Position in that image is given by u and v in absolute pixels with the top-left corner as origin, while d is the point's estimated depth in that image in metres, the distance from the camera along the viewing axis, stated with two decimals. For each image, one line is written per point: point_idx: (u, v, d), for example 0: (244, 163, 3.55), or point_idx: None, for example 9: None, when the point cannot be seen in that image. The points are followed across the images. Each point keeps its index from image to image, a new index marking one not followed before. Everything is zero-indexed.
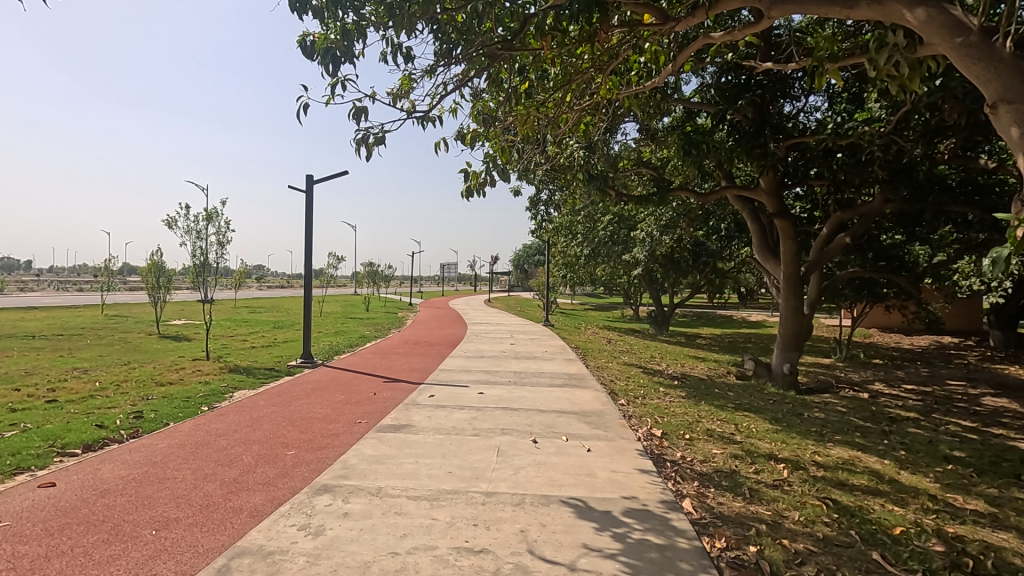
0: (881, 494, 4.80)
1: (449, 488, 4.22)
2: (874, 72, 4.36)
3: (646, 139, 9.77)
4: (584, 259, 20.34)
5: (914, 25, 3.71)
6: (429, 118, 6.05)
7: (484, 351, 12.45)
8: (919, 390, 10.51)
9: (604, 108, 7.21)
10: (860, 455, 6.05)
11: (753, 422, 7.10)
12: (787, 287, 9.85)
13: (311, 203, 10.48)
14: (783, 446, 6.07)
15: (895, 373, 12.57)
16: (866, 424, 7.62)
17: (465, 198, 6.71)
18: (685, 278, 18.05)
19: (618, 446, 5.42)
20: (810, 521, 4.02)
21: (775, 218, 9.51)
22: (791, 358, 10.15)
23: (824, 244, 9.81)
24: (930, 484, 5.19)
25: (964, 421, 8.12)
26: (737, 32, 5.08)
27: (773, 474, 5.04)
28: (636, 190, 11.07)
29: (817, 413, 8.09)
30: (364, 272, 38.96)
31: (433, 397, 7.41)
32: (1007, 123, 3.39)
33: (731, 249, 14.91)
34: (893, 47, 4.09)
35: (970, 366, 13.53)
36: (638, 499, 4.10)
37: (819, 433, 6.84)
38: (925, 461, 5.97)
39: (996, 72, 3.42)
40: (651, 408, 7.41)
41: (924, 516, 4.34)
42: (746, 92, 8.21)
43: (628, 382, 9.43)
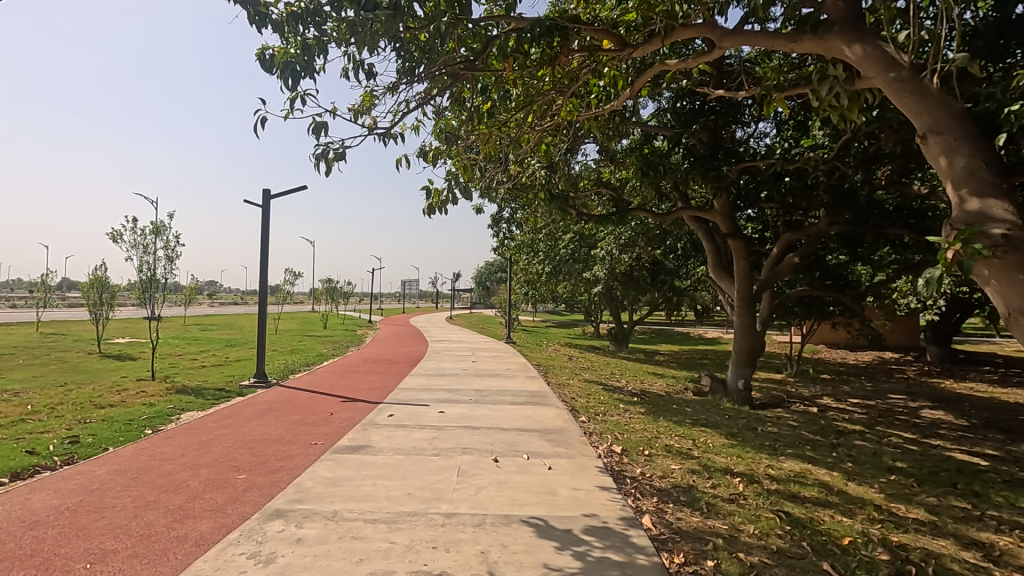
0: (830, 505, 4.97)
1: (408, 510, 4.12)
2: (817, 101, 4.60)
3: (606, 160, 9.99)
4: (546, 277, 20.53)
5: (853, 60, 3.90)
6: (390, 134, 5.97)
7: (445, 369, 12.33)
8: (864, 404, 10.99)
9: (564, 131, 7.35)
10: (810, 467, 6.25)
11: (709, 438, 7.24)
12: (741, 304, 10.16)
13: (266, 218, 10.24)
14: (738, 461, 6.19)
15: (842, 387, 13.11)
16: (816, 437, 7.90)
17: (426, 215, 6.67)
18: (643, 295, 18.45)
19: (578, 463, 5.44)
20: (765, 534, 4.11)
21: (727, 238, 9.86)
22: (745, 374, 10.42)
23: (775, 263, 10.17)
24: (875, 495, 5.41)
25: (904, 433, 8.53)
26: (691, 61, 5.25)
27: (728, 489, 5.15)
28: (596, 211, 11.36)
29: (770, 427, 8.32)
30: (323, 288, 38.16)
31: (392, 417, 7.26)
32: (936, 153, 3.28)
33: (688, 268, 15.36)
34: (835, 79, 4.34)
35: (908, 380, 14.27)
36: (598, 516, 4.11)
37: (772, 447, 7.04)
38: (870, 472, 6.23)
39: (925, 105, 3.39)
40: (610, 425, 7.47)
41: (870, 526, 4.52)
42: (700, 117, 8.63)
43: (589, 399, 9.50)
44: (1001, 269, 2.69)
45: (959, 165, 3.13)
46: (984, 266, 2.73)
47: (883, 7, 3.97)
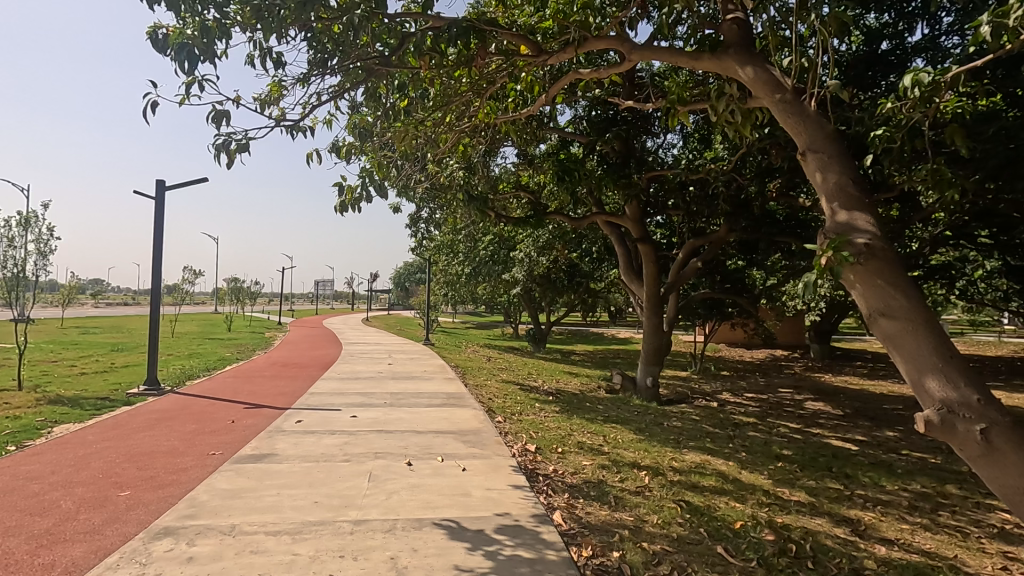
0: (725, 492, 5.35)
1: (315, 519, 3.95)
2: (715, 116, 4.96)
3: (524, 164, 10.15)
4: (465, 278, 20.52)
5: (745, 80, 4.20)
6: (299, 127, 5.70)
7: (359, 372, 11.96)
8: (757, 398, 11.94)
9: (483, 133, 7.39)
10: (709, 458, 6.69)
11: (619, 434, 7.55)
12: (650, 306, 10.69)
13: (160, 212, 9.43)
14: (645, 455, 6.51)
15: (738, 383, 14.16)
16: (715, 430, 8.47)
17: (338, 213, 6.44)
18: (560, 297, 18.93)
19: (493, 463, 5.48)
20: (667, 523, 4.35)
21: (638, 242, 10.34)
22: (653, 372, 10.97)
23: (681, 267, 10.78)
24: (764, 481, 5.89)
25: (790, 424, 9.37)
26: (603, 72, 5.46)
27: (635, 481, 5.40)
28: (514, 213, 11.50)
29: (675, 422, 8.82)
30: (227, 288, 35.74)
31: (301, 423, 6.94)
32: (811, 169, 3.56)
33: (602, 271, 15.95)
34: (730, 97, 4.69)
35: (795, 375, 15.69)
36: (510, 515, 4.16)
37: (676, 441, 7.47)
38: (760, 460, 6.78)
39: (804, 125, 3.69)
40: (526, 424, 7.59)
41: (759, 510, 4.92)
42: (613, 127, 9.01)
43: (506, 399, 9.60)
44: (864, 274, 2.90)
45: (830, 181, 3.43)
46: (849, 270, 2.92)
47: (770, 34, 4.34)
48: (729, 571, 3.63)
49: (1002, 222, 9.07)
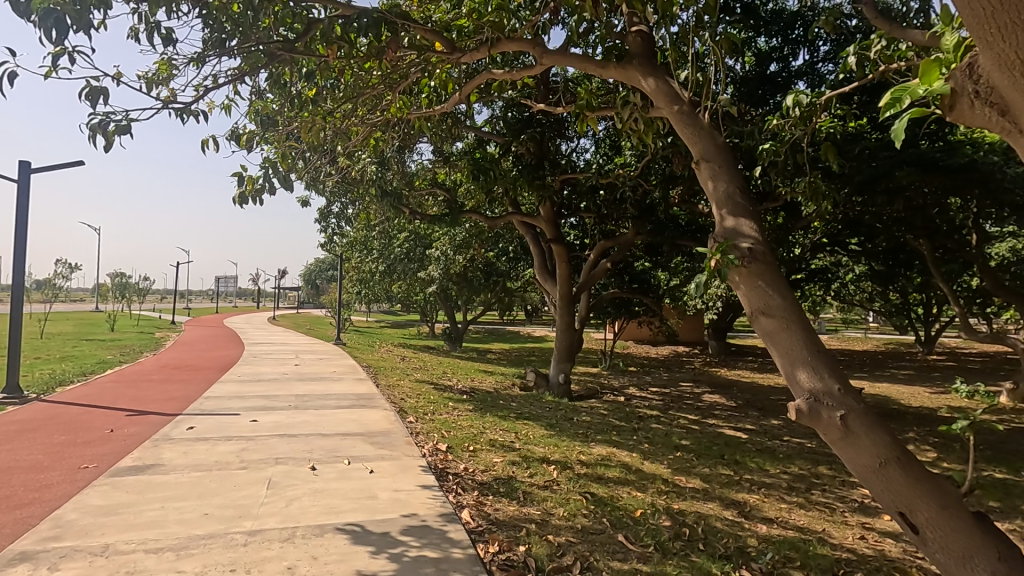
0: (628, 483, 5.62)
1: (203, 532, 3.69)
2: (620, 124, 5.19)
3: (440, 161, 10.06)
4: (379, 276, 20.02)
5: (647, 91, 4.40)
6: (192, 111, 5.28)
7: (263, 373, 11.31)
8: (661, 392, 12.64)
9: (395, 128, 7.24)
10: (614, 451, 6.99)
11: (530, 430, 7.70)
12: (562, 305, 10.98)
13: (25, 197, 8.37)
14: (555, 450, 6.68)
15: (644, 378, 14.91)
16: (621, 423, 8.87)
17: (237, 205, 6.04)
18: (477, 296, 18.98)
19: (403, 464, 5.38)
20: (572, 515, 4.49)
21: (551, 243, 10.58)
22: (565, 369, 11.28)
23: (592, 268, 11.15)
24: (664, 470, 6.25)
25: (689, 415, 10.01)
26: (516, 73, 5.54)
27: (544, 476, 5.53)
28: (430, 211, 11.37)
29: (584, 417, 9.13)
30: (111, 284, 32.45)
31: (193, 430, 6.44)
32: (703, 177, 3.78)
33: (518, 270, 16.18)
34: (634, 106, 4.92)
35: (695, 370, 16.77)
36: (417, 516, 4.11)
37: (585, 435, 7.73)
38: (660, 451, 7.18)
39: (698, 136, 3.91)
40: (439, 423, 7.52)
41: (658, 498, 5.21)
42: (528, 128, 9.17)
43: (419, 399, 9.46)
44: (747, 275, 3.13)
45: (719, 189, 3.67)
46: (735, 272, 3.14)
47: (669, 49, 4.60)
48: (627, 557, 3.82)
49: (867, 232, 10.23)
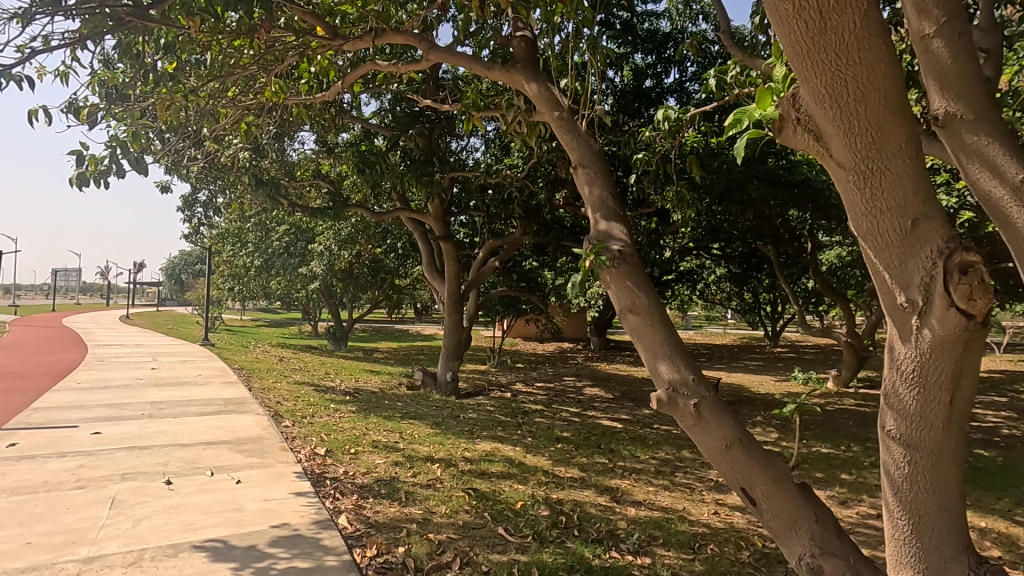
0: (510, 476, 5.76)
1: (23, 566, 3.19)
2: (505, 125, 5.29)
3: (323, 151, 9.58)
4: (255, 271, 18.63)
5: (530, 96, 4.49)
6: (15, 76, 4.52)
7: (111, 379, 10.01)
8: (545, 387, 13.11)
9: (271, 113, 6.77)
10: (499, 446, 7.13)
11: (415, 429, 7.60)
12: (451, 302, 10.95)
13: None
14: (440, 448, 6.66)
15: (530, 374, 15.37)
16: (506, 419, 9.06)
17: (76, 188, 5.29)
18: (363, 293, 18.36)
19: (275, 472, 5.06)
20: (455, 512, 4.52)
21: (440, 240, 10.51)
22: (453, 367, 11.27)
23: (480, 266, 11.24)
24: (545, 462, 6.49)
25: (571, 408, 10.48)
26: (401, 67, 5.43)
27: (427, 475, 5.50)
28: (311, 203, 10.78)
29: (470, 414, 9.20)
30: None
31: (16, 447, 5.54)
32: (580, 182, 3.95)
33: (407, 267, 15.90)
34: (518, 109, 5.04)
35: (577, 365, 17.59)
36: (288, 525, 3.89)
37: (470, 431, 7.79)
38: (543, 443, 7.45)
39: (576, 142, 4.05)
40: (318, 427, 7.17)
41: (538, 489, 5.42)
42: (417, 124, 9.04)
43: (297, 402, 8.95)
44: (617, 276, 3.34)
45: (594, 194, 3.85)
46: (606, 272, 3.33)
47: (551, 57, 4.76)
48: (506, 549, 3.92)
49: (726, 238, 11.40)
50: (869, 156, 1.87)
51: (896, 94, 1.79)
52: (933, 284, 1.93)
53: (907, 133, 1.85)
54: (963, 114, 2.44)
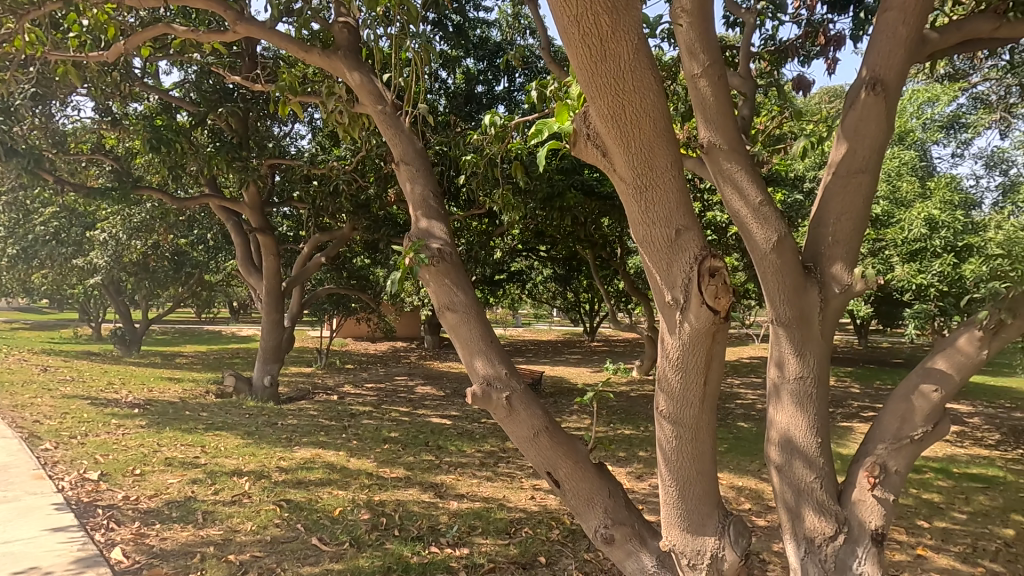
0: (330, 482, 5.49)
1: None
2: (326, 113, 5.00)
3: (106, 122, 8.12)
4: (9, 261, 15.11)
5: (351, 85, 4.26)
6: None
7: None
8: (375, 387, 12.75)
9: (26, 68, 5.52)
10: (319, 452, 6.74)
11: (222, 441, 6.85)
12: (269, 301, 10.05)
13: None
14: (250, 459, 6.09)
15: (360, 375, 14.82)
16: (330, 422, 8.61)
17: None
18: (162, 290, 15.99)
19: (25, 507, 4.16)
20: (262, 527, 4.17)
21: (257, 232, 9.58)
22: (271, 370, 10.36)
23: (304, 261, 10.49)
24: (369, 464, 6.31)
25: (400, 408, 10.34)
26: (204, 36, 4.83)
27: (233, 490, 4.98)
28: (90, 182, 9.07)
29: (290, 420, 8.56)
30: None
31: None
32: (402, 179, 3.87)
33: (218, 261, 14.26)
34: (339, 97, 4.79)
35: (410, 364, 17.42)
36: (38, 570, 3.23)
37: (288, 439, 7.25)
38: (368, 445, 7.23)
39: (398, 137, 3.94)
40: (93, 447, 6.06)
41: (359, 492, 5.25)
42: (228, 102, 8.14)
43: (65, 419, 7.46)
44: (436, 274, 3.34)
45: (416, 192, 3.81)
46: (425, 270, 3.32)
47: (376, 50, 4.61)
48: (319, 560, 3.74)
49: (550, 240, 12.22)
50: (643, 173, 2.15)
51: (662, 123, 2.09)
52: (691, 285, 2.27)
53: (671, 156, 2.16)
54: (719, 144, 2.93)
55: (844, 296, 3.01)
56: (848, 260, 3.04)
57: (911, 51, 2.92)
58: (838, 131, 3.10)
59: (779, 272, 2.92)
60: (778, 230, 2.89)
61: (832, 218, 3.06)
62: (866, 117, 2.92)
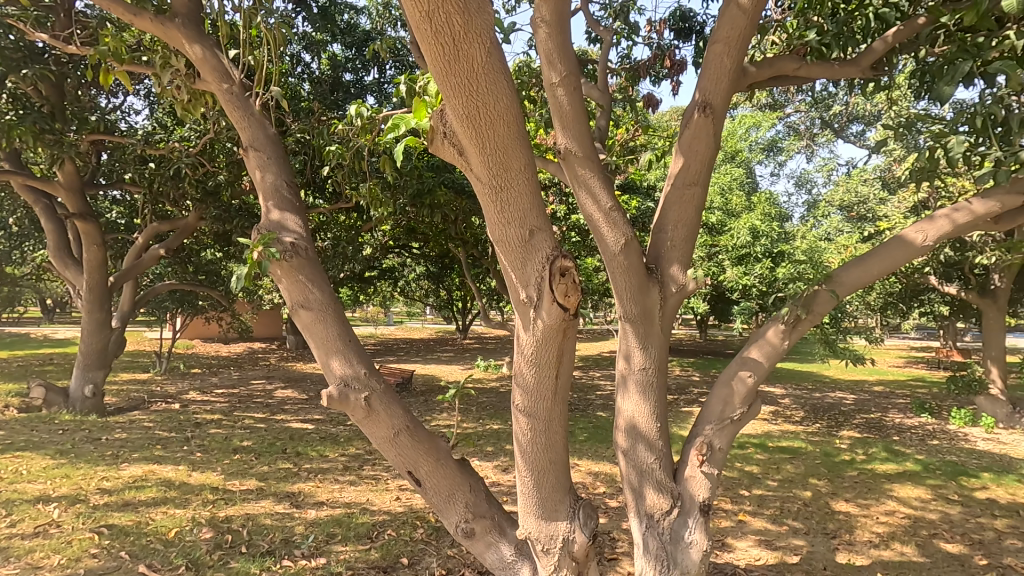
0: (166, 501, 4.93)
1: None
2: (161, 88, 4.44)
3: None
4: None
5: (192, 59, 3.78)
6: None
7: None
8: (227, 393, 11.65)
9: None
10: (154, 468, 6.00)
11: (25, 463, 5.81)
12: (92, 298, 8.68)
13: None
14: (63, 482, 5.24)
15: (209, 380, 13.44)
16: (170, 434, 7.70)
17: None
18: None
19: None
20: (75, 559, 3.65)
21: (76, 219, 8.22)
22: (94, 379, 8.97)
23: (138, 254, 9.24)
24: (215, 477, 5.76)
25: (256, 414, 9.55)
26: None
27: (38, 520, 4.27)
28: None
29: (118, 434, 7.51)
30: None
31: None
32: (251, 167, 3.55)
33: (24, 250, 12.05)
34: (177, 71, 4.28)
35: (268, 366, 16.18)
36: None
37: (114, 455, 6.36)
38: (215, 457, 6.59)
39: (249, 121, 3.59)
40: None
41: (202, 509, 4.79)
42: (37, 64, 6.92)
43: None
44: (289, 270, 3.14)
45: (268, 181, 3.52)
46: (276, 265, 3.09)
47: (222, 23, 4.19)
48: None
49: (422, 237, 12.10)
50: (498, 173, 2.20)
51: (516, 125, 2.17)
52: (543, 283, 2.37)
53: (524, 159, 2.24)
54: (574, 151, 3.10)
55: (679, 295, 3.34)
56: (683, 262, 3.38)
57: (734, 81, 3.32)
58: (675, 146, 3.44)
59: (626, 272, 3.17)
60: (626, 234, 3.13)
61: (671, 225, 3.39)
62: (699, 135, 3.28)
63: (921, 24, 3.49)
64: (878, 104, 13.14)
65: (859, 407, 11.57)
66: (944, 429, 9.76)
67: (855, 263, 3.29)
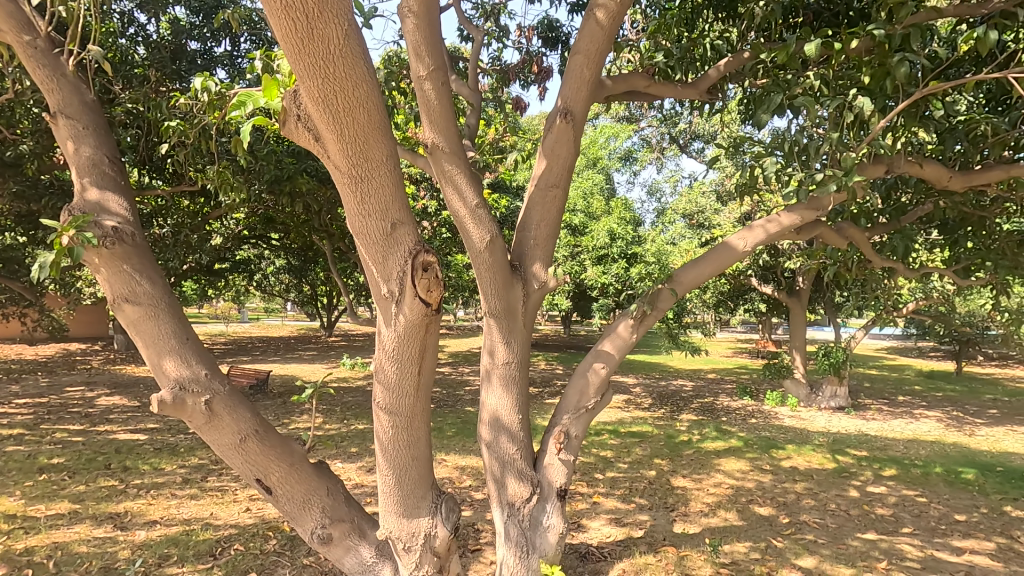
0: None
1: None
2: None
3: None
4: None
5: None
6: None
7: None
8: (32, 403, 9.84)
9: None
10: None
11: None
12: None
13: None
14: None
15: (6, 388, 11.24)
16: None
17: None
18: None
19: None
20: None
21: None
22: None
23: None
24: (12, 504, 4.85)
25: (71, 426, 8.19)
26: None
27: None
28: None
29: None
30: None
31: None
32: (61, 137, 3.00)
33: None
34: None
35: (89, 370, 13.96)
36: None
37: None
38: (13, 479, 5.54)
39: (59, 82, 3.02)
40: None
41: None
42: None
43: None
44: (109, 259, 2.73)
45: (85, 155, 3.02)
46: (92, 253, 2.66)
47: None
48: None
49: (281, 226, 11.27)
50: (357, 163, 2.12)
51: (377, 113, 2.10)
52: (404, 278, 2.33)
53: (386, 150, 2.18)
54: (441, 146, 3.08)
55: (541, 291, 3.49)
56: (545, 260, 3.53)
57: (593, 91, 3.53)
58: (539, 149, 3.57)
59: (490, 269, 3.23)
60: (491, 231, 3.19)
61: (534, 225, 3.53)
62: (560, 141, 3.45)
63: (746, 58, 4.02)
64: (714, 126, 14.89)
65: (696, 393, 13.04)
66: (760, 410, 11.37)
67: (692, 265, 3.68)
